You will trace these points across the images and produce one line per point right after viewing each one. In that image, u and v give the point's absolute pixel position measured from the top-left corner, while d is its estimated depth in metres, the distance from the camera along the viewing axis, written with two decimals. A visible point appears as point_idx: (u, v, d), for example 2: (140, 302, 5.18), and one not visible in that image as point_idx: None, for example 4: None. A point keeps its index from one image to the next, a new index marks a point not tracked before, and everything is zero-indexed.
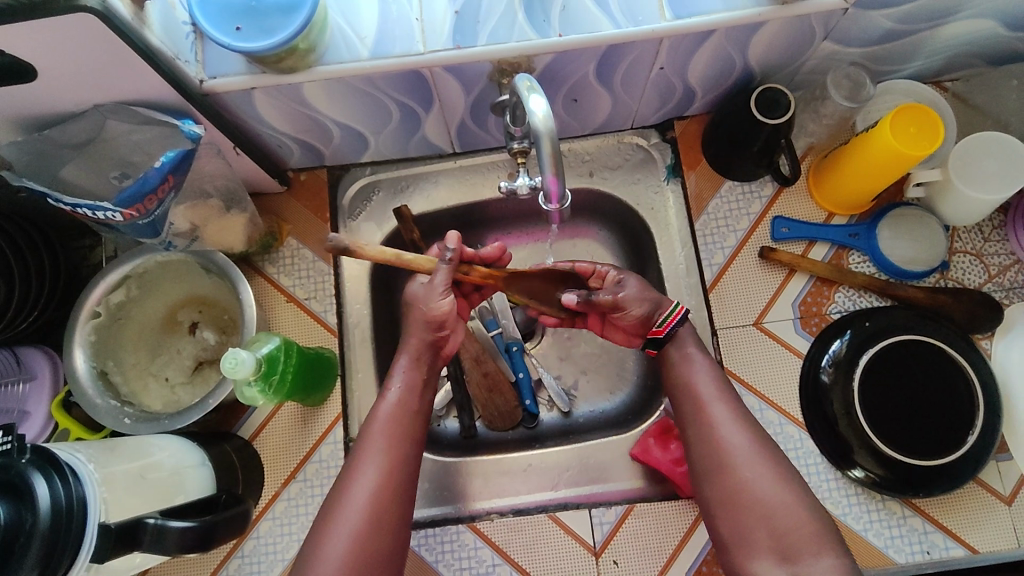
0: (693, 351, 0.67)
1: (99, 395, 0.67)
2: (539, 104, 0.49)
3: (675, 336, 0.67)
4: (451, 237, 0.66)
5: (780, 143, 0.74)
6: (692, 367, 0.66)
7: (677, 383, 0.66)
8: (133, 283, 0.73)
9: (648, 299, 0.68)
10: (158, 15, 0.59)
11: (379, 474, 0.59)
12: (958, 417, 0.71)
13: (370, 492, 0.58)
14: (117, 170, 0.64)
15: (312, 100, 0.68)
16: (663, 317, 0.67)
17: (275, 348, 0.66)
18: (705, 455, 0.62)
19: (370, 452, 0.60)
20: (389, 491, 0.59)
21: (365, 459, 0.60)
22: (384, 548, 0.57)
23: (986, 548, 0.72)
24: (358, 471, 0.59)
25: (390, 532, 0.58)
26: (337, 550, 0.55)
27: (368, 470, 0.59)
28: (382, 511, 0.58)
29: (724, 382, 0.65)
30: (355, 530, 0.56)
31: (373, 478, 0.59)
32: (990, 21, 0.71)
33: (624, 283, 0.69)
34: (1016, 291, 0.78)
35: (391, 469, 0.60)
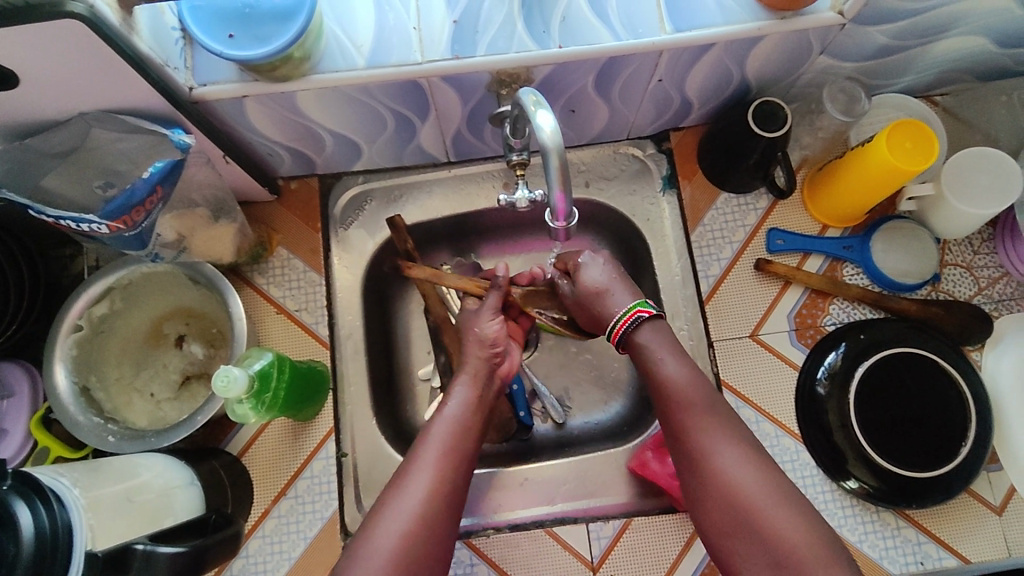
0: (665, 360, 0.63)
1: (81, 412, 0.65)
2: (547, 119, 0.48)
3: (632, 342, 0.65)
4: (502, 266, 0.71)
5: (775, 156, 0.75)
6: (679, 371, 0.62)
7: (663, 398, 0.62)
8: (117, 295, 0.70)
9: (598, 299, 0.68)
10: (147, 21, 0.57)
11: (433, 477, 0.57)
12: (951, 429, 0.72)
13: (425, 491, 0.56)
14: (101, 179, 0.61)
15: (306, 109, 0.66)
16: (612, 327, 0.66)
17: (268, 364, 0.64)
18: (701, 480, 0.57)
19: (425, 455, 0.59)
20: (442, 494, 0.57)
21: (420, 461, 0.58)
22: (431, 550, 0.55)
23: (978, 558, 0.73)
24: (410, 471, 0.57)
25: (438, 535, 0.55)
26: (384, 546, 0.53)
27: (422, 471, 0.57)
28: (434, 513, 0.55)
29: (703, 403, 0.60)
30: (406, 528, 0.54)
31: (427, 480, 0.57)
32: (982, 38, 0.71)
33: (580, 273, 0.70)
34: (1005, 304, 0.79)
35: (444, 472, 0.58)
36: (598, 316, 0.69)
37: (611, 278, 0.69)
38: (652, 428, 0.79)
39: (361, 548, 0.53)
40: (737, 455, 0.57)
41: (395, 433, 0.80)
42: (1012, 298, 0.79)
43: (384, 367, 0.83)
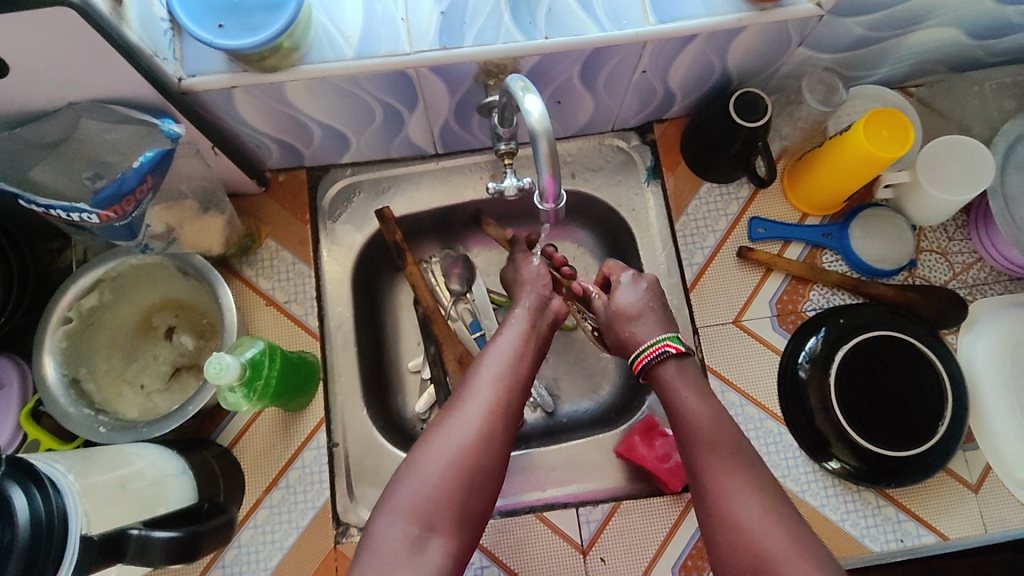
0: (688, 401, 0.62)
1: (72, 404, 0.65)
2: (535, 103, 0.49)
3: (653, 373, 0.66)
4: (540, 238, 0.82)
5: (756, 145, 0.76)
6: (700, 408, 0.61)
7: (685, 438, 0.60)
8: (106, 287, 0.71)
9: (627, 321, 0.70)
10: (136, 11, 0.57)
11: (494, 393, 0.60)
12: (929, 409, 0.74)
13: (485, 404, 0.59)
14: (90, 170, 0.62)
15: (294, 99, 0.67)
16: (637, 354, 0.67)
17: (259, 352, 0.64)
18: (719, 533, 0.54)
19: (484, 374, 0.62)
20: (502, 409, 0.60)
21: (479, 379, 0.62)
22: (492, 458, 0.57)
23: (955, 534, 0.75)
24: (470, 388, 0.61)
25: (498, 445, 0.58)
26: (444, 450, 0.56)
27: (482, 387, 0.61)
28: (494, 424, 0.59)
29: (728, 447, 0.58)
30: (466, 435, 0.57)
31: (486, 395, 0.60)
32: (954, 29, 0.74)
33: (616, 292, 0.72)
34: (978, 288, 0.82)
35: (502, 390, 0.61)
36: (623, 339, 0.70)
37: (645, 304, 0.70)
38: (640, 413, 0.81)
39: (424, 453, 0.57)
40: (757, 505, 0.53)
41: (386, 423, 0.81)
42: (986, 283, 0.82)
43: (374, 358, 0.84)
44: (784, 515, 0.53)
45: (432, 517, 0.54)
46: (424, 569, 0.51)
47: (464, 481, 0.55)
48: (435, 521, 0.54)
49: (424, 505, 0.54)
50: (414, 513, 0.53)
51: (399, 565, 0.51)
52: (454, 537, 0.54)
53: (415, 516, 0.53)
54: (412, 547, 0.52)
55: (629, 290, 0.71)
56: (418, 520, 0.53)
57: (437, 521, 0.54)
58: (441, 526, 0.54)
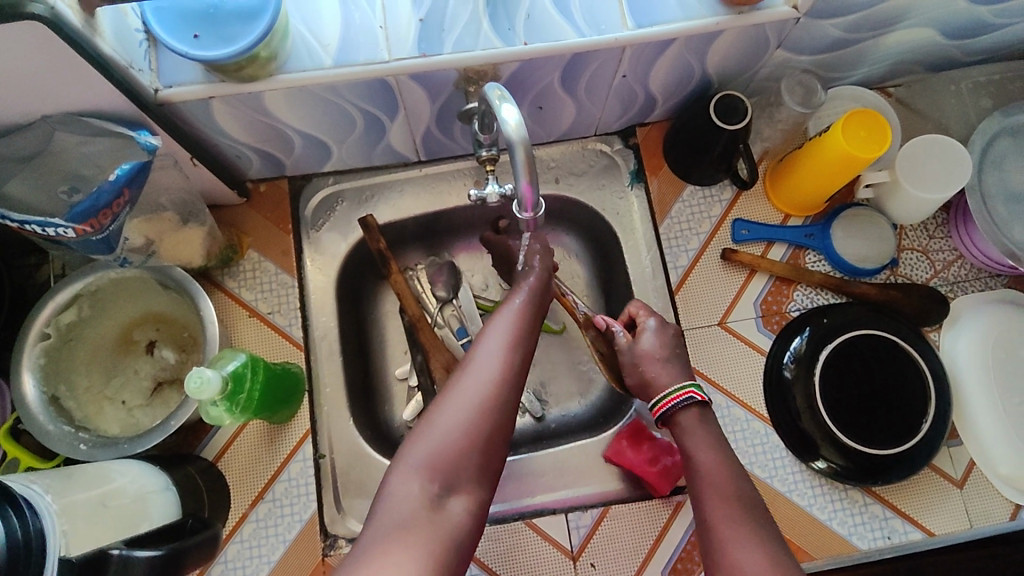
0: (700, 451, 0.61)
1: (51, 421, 0.64)
2: (512, 113, 0.48)
3: (673, 423, 0.64)
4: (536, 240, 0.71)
5: (737, 147, 0.77)
6: (708, 456, 0.60)
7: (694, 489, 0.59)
8: (84, 302, 0.70)
9: (652, 365, 0.68)
10: (110, 23, 0.56)
11: (506, 350, 0.60)
12: (913, 406, 0.75)
13: (499, 361, 0.59)
14: (66, 184, 0.60)
15: (273, 109, 0.66)
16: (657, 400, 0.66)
17: (241, 365, 0.63)
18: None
19: (495, 333, 0.62)
20: (515, 366, 0.59)
21: (490, 337, 0.61)
22: (507, 415, 0.57)
23: (942, 530, 0.76)
24: (481, 345, 0.60)
25: (512, 403, 0.58)
26: (461, 409, 0.56)
27: (494, 344, 0.60)
28: (508, 381, 0.58)
29: (736, 496, 0.57)
30: (483, 392, 0.57)
31: (499, 353, 0.59)
32: (929, 30, 0.75)
33: (641, 335, 0.70)
34: (959, 285, 0.82)
35: (514, 347, 0.61)
36: (645, 380, 0.68)
37: (671, 351, 0.69)
38: (628, 416, 0.81)
39: (438, 411, 0.56)
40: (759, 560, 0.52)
41: (372, 433, 0.80)
42: (967, 280, 0.83)
43: (360, 368, 0.83)
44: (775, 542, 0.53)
45: (449, 476, 0.53)
46: (443, 526, 0.51)
47: (481, 439, 0.55)
48: (453, 480, 0.53)
49: (441, 464, 0.54)
50: (431, 472, 0.53)
51: (418, 521, 0.51)
52: (471, 494, 0.54)
53: (432, 474, 0.53)
54: (430, 505, 0.52)
55: (655, 334, 0.70)
56: (436, 478, 0.53)
57: (455, 480, 0.54)
58: (459, 484, 0.54)
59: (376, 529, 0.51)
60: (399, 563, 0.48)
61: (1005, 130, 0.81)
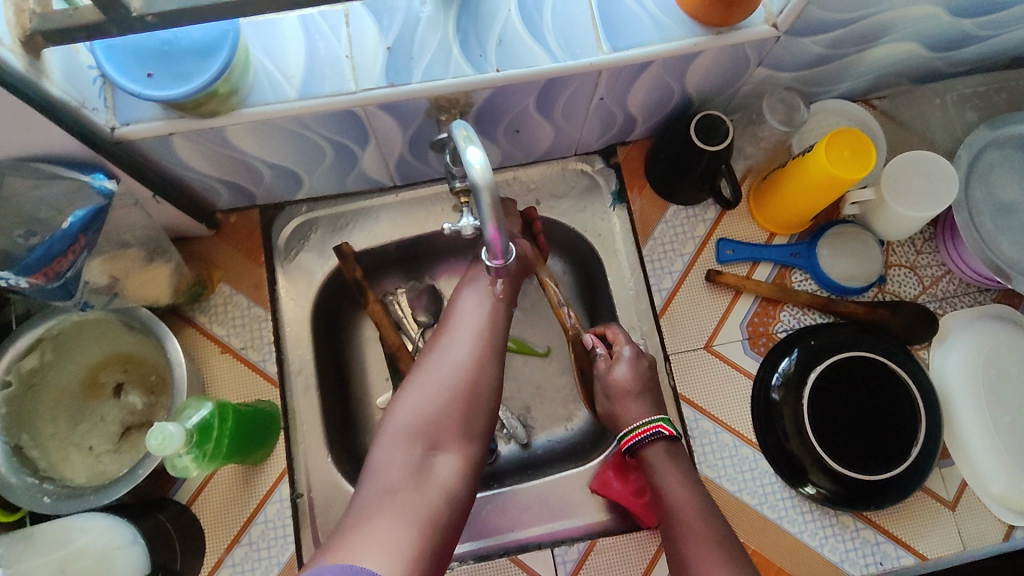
0: (669, 487, 0.64)
1: (14, 473, 0.62)
2: (476, 155, 0.46)
3: (643, 459, 0.67)
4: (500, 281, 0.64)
5: (720, 168, 0.75)
6: (681, 495, 0.63)
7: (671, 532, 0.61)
8: (47, 347, 0.67)
9: (626, 399, 0.70)
10: (58, 62, 0.53)
11: (476, 320, 0.65)
12: (903, 428, 0.74)
13: (471, 334, 0.64)
14: (23, 228, 0.57)
15: (238, 142, 0.64)
16: (626, 433, 0.68)
17: (208, 415, 0.60)
18: None
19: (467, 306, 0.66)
20: (486, 337, 0.64)
21: (463, 311, 0.66)
22: (482, 380, 0.62)
23: (934, 553, 0.75)
24: (453, 321, 0.65)
25: (486, 368, 0.63)
26: (437, 379, 0.61)
27: (466, 317, 0.65)
28: (481, 351, 0.63)
29: (711, 535, 0.59)
30: (456, 363, 0.62)
31: (469, 325, 0.64)
32: (913, 44, 0.73)
33: (616, 366, 0.71)
34: (948, 301, 0.81)
35: (485, 315, 0.65)
36: (616, 412, 0.70)
37: (646, 385, 0.70)
38: (613, 446, 0.79)
39: (417, 384, 0.61)
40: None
41: (352, 468, 0.78)
42: (956, 295, 0.81)
43: (339, 401, 0.81)
44: None
45: (431, 439, 0.58)
46: (431, 483, 0.56)
47: (458, 404, 0.60)
48: (435, 442, 0.58)
49: (423, 429, 0.58)
50: (413, 436, 0.58)
51: (405, 479, 0.55)
52: (456, 453, 0.59)
53: (415, 438, 0.58)
54: (416, 465, 0.56)
55: (628, 368, 0.70)
56: (419, 442, 0.58)
57: (438, 442, 0.58)
58: (442, 445, 0.58)
59: (368, 493, 0.55)
60: (390, 519, 0.52)
61: (993, 142, 0.80)
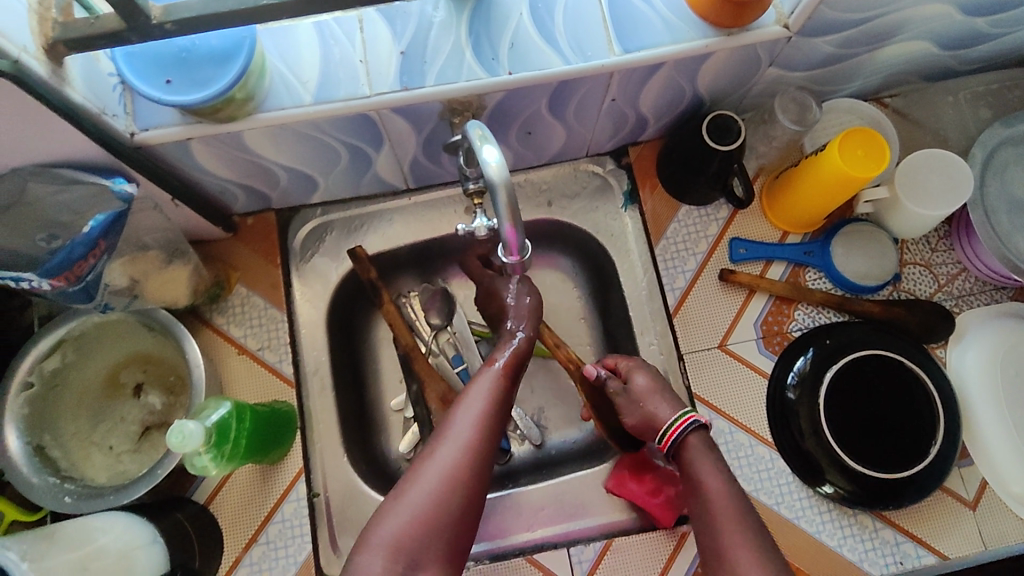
0: (707, 476, 0.61)
1: (36, 473, 0.63)
2: (492, 153, 0.47)
3: (682, 450, 0.64)
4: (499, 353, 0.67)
5: (732, 168, 0.75)
6: (714, 479, 0.61)
7: (701, 517, 0.59)
8: (68, 348, 0.68)
9: (653, 397, 0.69)
10: (80, 69, 0.54)
11: (480, 419, 0.60)
12: (920, 427, 0.73)
13: (474, 433, 0.59)
14: (44, 231, 0.59)
15: (255, 146, 0.65)
16: (662, 433, 0.66)
17: (227, 415, 0.61)
18: None
19: (471, 401, 0.61)
20: (489, 438, 0.59)
21: (465, 406, 0.61)
22: (477, 491, 0.57)
23: (955, 553, 0.74)
24: (455, 415, 0.60)
25: (484, 475, 0.58)
26: (431, 483, 0.55)
27: (467, 414, 0.60)
28: (482, 454, 0.58)
29: (743, 520, 0.58)
30: (455, 464, 0.56)
31: (473, 423, 0.59)
32: (925, 42, 0.72)
33: (632, 376, 0.72)
34: (965, 299, 0.80)
35: (488, 416, 0.60)
36: (649, 413, 0.69)
37: (662, 383, 0.71)
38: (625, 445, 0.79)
39: (410, 485, 0.56)
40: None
41: (367, 469, 0.78)
42: (972, 293, 0.81)
43: (354, 402, 0.81)
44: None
45: (415, 556, 0.53)
46: None
47: (449, 515, 0.55)
48: (418, 559, 0.53)
49: (410, 543, 0.53)
50: (397, 551, 0.52)
51: None
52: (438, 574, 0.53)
53: (398, 554, 0.52)
54: None
55: (648, 375, 0.71)
56: (400, 558, 0.52)
57: (422, 558, 0.53)
58: (425, 564, 0.53)
59: None
60: None
61: (1007, 140, 0.79)
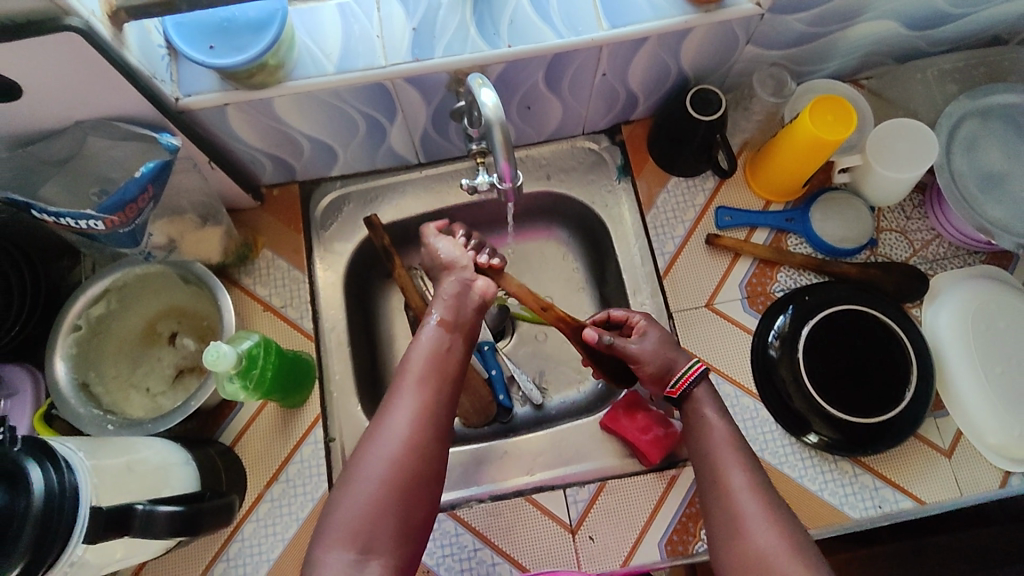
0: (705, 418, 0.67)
1: (82, 404, 0.70)
2: (489, 96, 0.56)
3: (688, 400, 0.69)
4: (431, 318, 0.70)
5: (715, 138, 0.82)
6: (714, 427, 0.66)
7: (704, 453, 0.65)
8: (113, 297, 0.76)
9: (668, 349, 0.73)
10: (136, 38, 0.63)
11: (413, 407, 0.64)
12: (895, 376, 0.78)
13: (405, 423, 0.63)
14: (97, 186, 0.66)
15: (284, 115, 0.73)
16: (676, 378, 0.70)
17: (255, 345, 0.69)
18: (733, 555, 0.59)
19: (404, 391, 0.65)
20: (423, 425, 0.63)
21: (399, 397, 0.65)
22: (418, 476, 0.62)
23: (932, 497, 0.78)
24: (391, 408, 0.64)
25: (425, 459, 0.62)
26: (373, 474, 0.60)
27: (401, 406, 0.64)
28: (417, 442, 0.62)
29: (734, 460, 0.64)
30: (391, 453, 0.61)
31: (407, 413, 0.64)
32: (892, 21, 0.79)
33: (646, 330, 0.74)
34: (938, 263, 0.86)
35: (422, 403, 0.65)
36: (664, 364, 0.72)
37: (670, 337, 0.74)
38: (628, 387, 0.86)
39: (354, 479, 0.61)
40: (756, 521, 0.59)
41: None
42: (946, 257, 0.86)
43: (367, 358, 0.88)
44: (794, 536, 0.59)
45: (367, 541, 0.58)
46: None
47: (395, 501, 0.60)
48: (372, 543, 0.58)
49: (359, 531, 0.58)
50: (350, 540, 0.58)
51: None
52: (394, 552, 0.59)
53: (352, 541, 0.58)
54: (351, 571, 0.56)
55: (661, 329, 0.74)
56: (356, 544, 0.58)
57: (375, 540, 0.58)
58: (379, 547, 0.58)
59: None
60: None
61: (972, 113, 0.86)
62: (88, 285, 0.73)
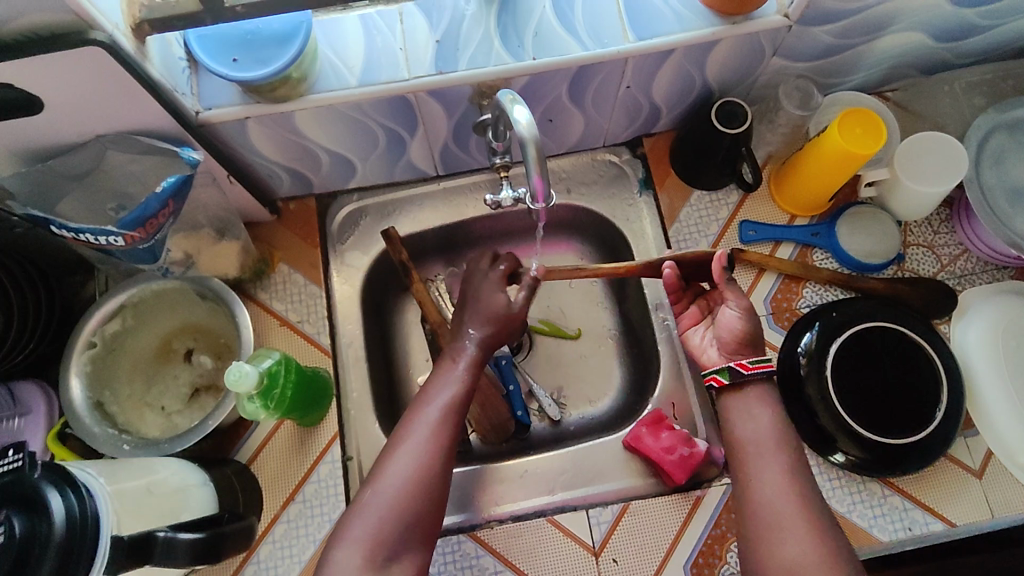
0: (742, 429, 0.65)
1: (96, 424, 0.68)
2: (522, 113, 0.55)
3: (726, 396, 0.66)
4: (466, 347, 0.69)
5: (740, 151, 0.80)
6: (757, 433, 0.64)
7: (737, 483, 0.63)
8: (128, 313, 0.74)
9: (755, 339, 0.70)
10: (158, 51, 0.62)
11: (433, 434, 0.62)
12: (925, 396, 0.76)
13: (423, 448, 0.61)
14: (115, 202, 0.65)
15: (304, 129, 0.72)
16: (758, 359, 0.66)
17: (275, 363, 0.67)
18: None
19: (427, 414, 0.63)
20: (441, 450, 0.61)
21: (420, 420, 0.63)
22: (430, 503, 0.59)
23: (963, 519, 0.76)
24: (410, 430, 0.62)
25: (439, 486, 0.60)
26: (387, 499, 0.58)
27: (421, 429, 0.62)
28: (433, 467, 0.60)
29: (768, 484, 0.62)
30: (408, 478, 0.59)
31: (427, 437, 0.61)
32: (919, 33, 0.78)
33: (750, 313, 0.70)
34: (967, 278, 0.84)
35: (445, 427, 0.62)
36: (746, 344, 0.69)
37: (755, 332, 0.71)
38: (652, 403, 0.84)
39: (368, 503, 0.58)
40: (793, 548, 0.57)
41: None
42: (974, 272, 0.84)
43: (384, 374, 0.86)
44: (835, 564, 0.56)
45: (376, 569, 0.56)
46: None
47: (406, 527, 0.58)
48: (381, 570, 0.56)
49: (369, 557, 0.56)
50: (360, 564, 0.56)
51: None
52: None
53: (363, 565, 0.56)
54: None
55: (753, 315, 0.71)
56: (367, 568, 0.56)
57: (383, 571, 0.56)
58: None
59: None
60: None
61: (1001, 126, 0.84)
62: (104, 301, 0.72)
